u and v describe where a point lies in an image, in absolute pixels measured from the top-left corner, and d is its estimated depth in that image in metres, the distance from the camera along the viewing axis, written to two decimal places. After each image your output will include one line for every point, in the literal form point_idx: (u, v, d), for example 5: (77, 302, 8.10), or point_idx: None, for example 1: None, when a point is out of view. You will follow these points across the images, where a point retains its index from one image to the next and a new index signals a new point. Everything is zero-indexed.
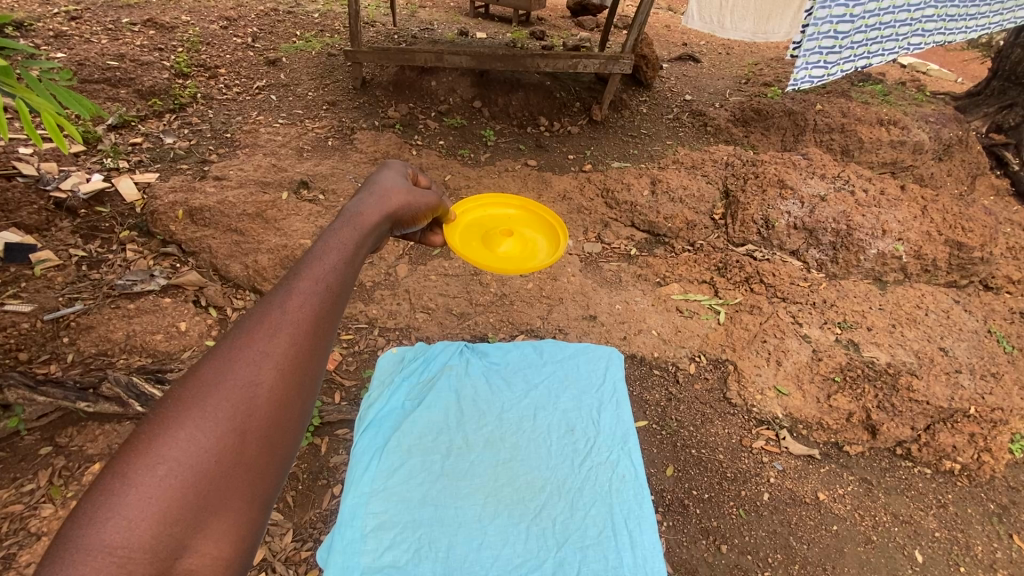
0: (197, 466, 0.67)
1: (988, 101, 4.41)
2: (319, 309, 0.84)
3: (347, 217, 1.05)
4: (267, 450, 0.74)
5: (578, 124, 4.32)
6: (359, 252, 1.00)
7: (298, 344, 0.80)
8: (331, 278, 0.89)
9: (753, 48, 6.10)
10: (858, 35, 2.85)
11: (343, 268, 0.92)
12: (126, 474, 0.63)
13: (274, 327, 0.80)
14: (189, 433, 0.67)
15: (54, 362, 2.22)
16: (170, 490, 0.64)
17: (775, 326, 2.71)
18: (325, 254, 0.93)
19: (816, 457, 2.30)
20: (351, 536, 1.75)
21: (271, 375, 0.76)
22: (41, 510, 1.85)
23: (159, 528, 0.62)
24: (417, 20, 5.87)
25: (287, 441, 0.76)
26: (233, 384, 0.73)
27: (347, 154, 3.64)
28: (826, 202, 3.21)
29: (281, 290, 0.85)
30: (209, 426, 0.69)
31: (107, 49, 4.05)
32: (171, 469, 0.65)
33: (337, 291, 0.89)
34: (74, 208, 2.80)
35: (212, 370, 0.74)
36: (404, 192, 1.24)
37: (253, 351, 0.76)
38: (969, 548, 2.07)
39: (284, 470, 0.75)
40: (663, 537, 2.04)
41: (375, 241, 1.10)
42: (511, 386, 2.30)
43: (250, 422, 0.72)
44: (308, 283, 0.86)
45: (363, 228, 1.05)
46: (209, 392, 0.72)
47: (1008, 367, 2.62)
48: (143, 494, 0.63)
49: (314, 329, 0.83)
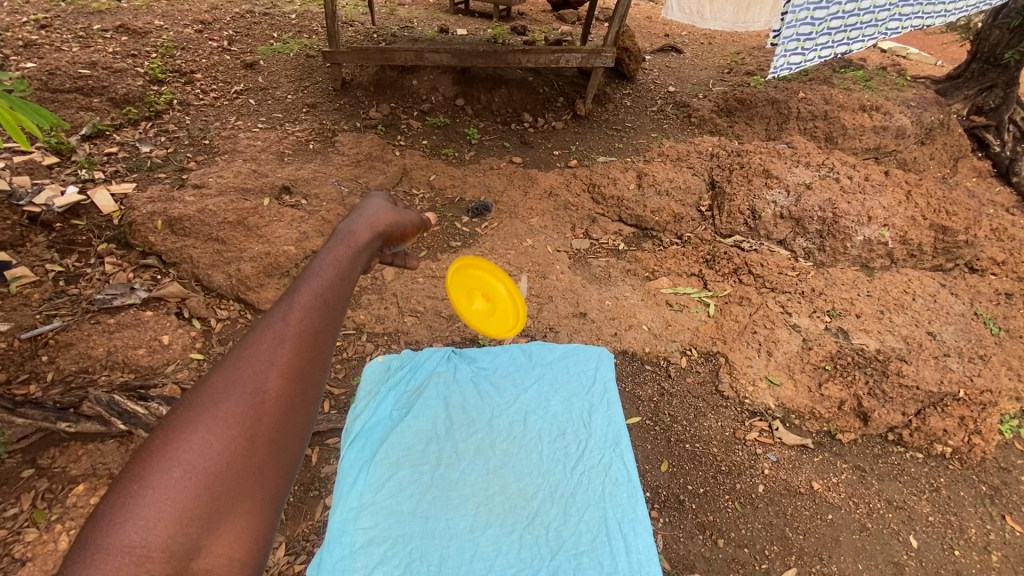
0: (211, 470, 0.64)
1: (968, 83, 4.41)
2: (323, 316, 0.81)
3: (345, 231, 1.03)
4: (277, 456, 0.69)
5: (562, 119, 4.29)
6: (356, 264, 0.97)
7: (303, 350, 0.76)
8: (333, 287, 0.85)
9: (735, 37, 6.10)
10: (835, 21, 2.82)
11: (344, 277, 0.89)
12: (143, 476, 0.61)
13: (278, 334, 0.76)
14: (202, 437, 0.65)
15: (33, 382, 2.16)
16: (184, 494, 0.61)
17: (765, 316, 2.71)
18: (324, 265, 0.90)
19: (810, 446, 2.30)
20: (341, 553, 1.73)
21: (278, 381, 0.72)
22: (25, 535, 1.80)
23: (174, 528, 0.59)
24: (396, 18, 5.80)
25: (297, 445, 0.72)
26: (240, 389, 0.70)
27: (329, 157, 3.59)
28: (812, 190, 3.21)
29: (283, 300, 0.82)
30: (220, 429, 0.66)
31: (77, 56, 3.94)
32: (184, 472, 0.62)
33: (338, 299, 0.85)
34: (49, 222, 2.73)
35: (219, 378, 0.71)
36: (397, 204, 1.21)
37: (260, 358, 0.73)
38: (963, 531, 2.08)
39: (295, 475, 0.71)
40: (660, 534, 2.03)
41: (370, 255, 1.07)
42: (501, 391, 2.28)
43: (258, 427, 0.68)
44: (311, 293, 0.83)
45: (358, 242, 1.02)
46: (218, 397, 0.68)
47: (996, 348, 2.64)
48: (159, 496, 0.60)
49: (319, 335, 0.79)
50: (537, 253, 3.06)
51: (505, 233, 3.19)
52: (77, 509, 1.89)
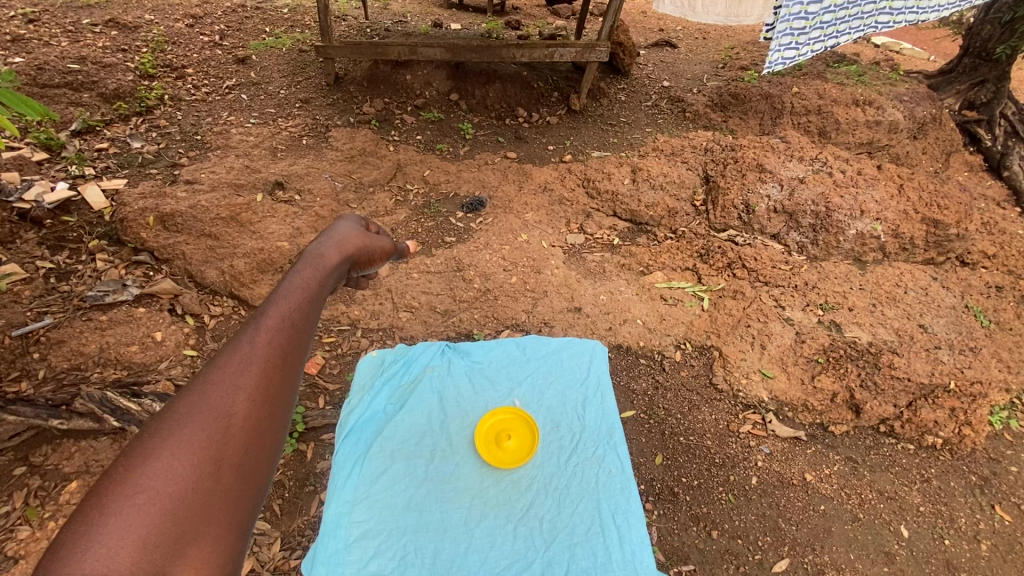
0: (177, 495, 0.63)
1: (960, 78, 4.42)
2: (287, 343, 0.84)
3: (308, 259, 1.06)
4: (244, 480, 0.70)
5: (556, 114, 4.28)
6: (322, 291, 1.00)
7: (269, 376, 0.79)
8: (296, 315, 0.89)
9: (729, 31, 6.10)
10: (828, 15, 2.81)
11: (308, 306, 0.92)
12: (105, 503, 0.59)
13: (244, 360, 0.78)
14: (168, 462, 0.64)
15: (25, 379, 2.14)
16: (149, 519, 0.60)
17: (759, 309, 2.72)
18: (289, 293, 0.93)
19: (802, 438, 2.32)
20: (335, 546, 1.73)
21: (244, 406, 0.74)
22: (17, 533, 1.79)
23: (138, 555, 0.57)
24: (390, 13, 5.77)
25: (263, 468, 0.72)
26: (206, 415, 0.71)
27: (323, 152, 3.57)
28: (805, 184, 3.23)
29: (248, 327, 0.84)
30: (186, 453, 0.66)
31: (67, 51, 3.88)
32: (149, 497, 0.61)
33: (302, 326, 0.88)
34: (39, 218, 2.70)
35: (185, 405, 0.71)
36: (361, 236, 1.26)
37: (226, 384, 0.75)
38: (954, 521, 2.10)
39: (262, 497, 0.71)
40: (654, 526, 2.05)
41: (336, 283, 1.10)
42: (494, 384, 2.27)
43: (225, 449, 0.69)
44: (276, 319, 0.86)
45: (324, 269, 1.05)
46: (184, 423, 0.69)
47: (986, 340, 2.67)
48: (123, 521, 0.58)
49: (284, 361, 0.82)
50: (532, 248, 3.06)
51: (499, 228, 3.19)
52: (69, 506, 1.88)
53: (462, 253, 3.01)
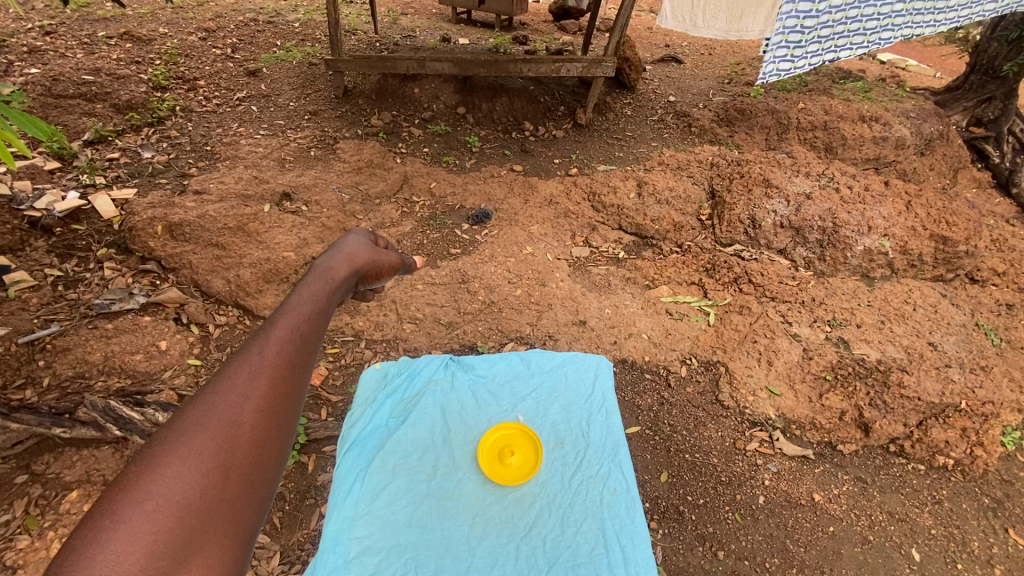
0: (185, 503, 0.62)
1: (967, 95, 4.40)
2: (295, 354, 0.83)
3: (317, 272, 1.06)
4: (249, 489, 0.68)
5: (562, 128, 4.31)
6: (330, 303, 0.99)
7: (278, 385, 0.78)
8: (306, 326, 0.88)
9: (734, 48, 6.14)
10: (824, 30, 2.83)
11: (316, 319, 0.92)
12: (115, 510, 0.58)
13: (253, 370, 0.78)
14: (177, 470, 0.63)
15: (29, 387, 2.14)
16: (158, 527, 0.59)
17: (765, 326, 2.70)
18: (298, 306, 0.92)
19: (810, 457, 2.28)
20: (334, 563, 1.71)
21: (253, 415, 0.73)
22: (17, 542, 1.78)
23: (146, 562, 0.56)
24: (399, 27, 5.85)
25: (269, 478, 0.71)
26: (216, 422, 0.70)
27: (330, 164, 3.61)
28: (812, 200, 3.21)
29: (257, 338, 0.84)
30: (195, 462, 0.65)
31: (82, 63, 3.96)
32: (158, 504, 0.60)
33: (313, 337, 0.88)
34: (49, 226, 2.72)
35: (193, 413, 0.71)
36: (369, 252, 1.25)
37: (235, 393, 0.74)
38: (966, 544, 2.05)
39: (267, 504, 0.69)
40: (659, 545, 2.01)
41: (344, 296, 1.09)
42: (499, 399, 2.26)
43: (233, 458, 0.68)
44: (284, 331, 0.85)
45: (333, 282, 1.05)
46: (192, 432, 0.68)
47: (997, 359, 2.63)
48: (130, 528, 0.57)
49: (293, 371, 0.81)
50: (537, 261, 3.06)
51: (504, 240, 3.19)
52: (69, 516, 1.87)
53: (466, 265, 3.01)
